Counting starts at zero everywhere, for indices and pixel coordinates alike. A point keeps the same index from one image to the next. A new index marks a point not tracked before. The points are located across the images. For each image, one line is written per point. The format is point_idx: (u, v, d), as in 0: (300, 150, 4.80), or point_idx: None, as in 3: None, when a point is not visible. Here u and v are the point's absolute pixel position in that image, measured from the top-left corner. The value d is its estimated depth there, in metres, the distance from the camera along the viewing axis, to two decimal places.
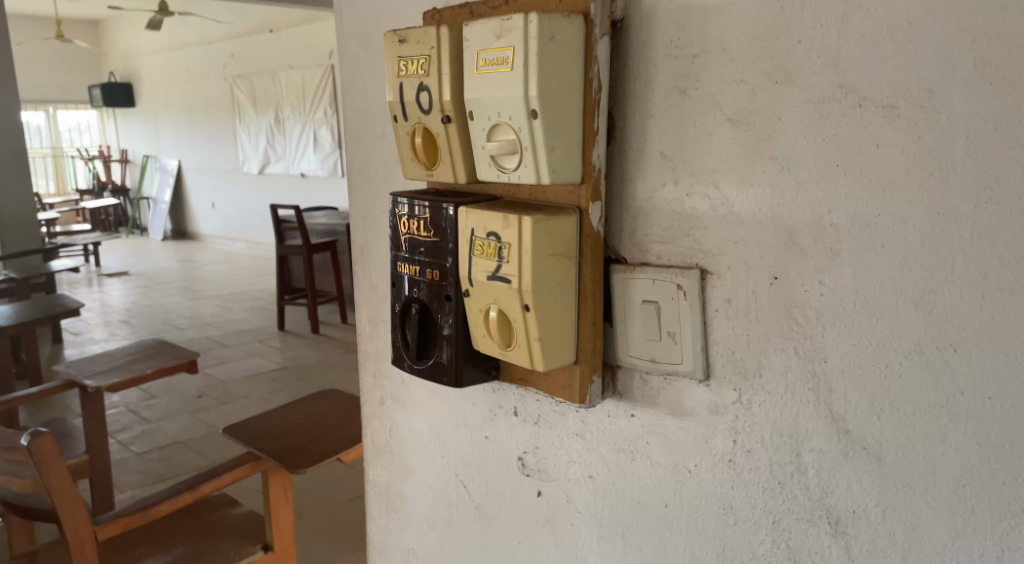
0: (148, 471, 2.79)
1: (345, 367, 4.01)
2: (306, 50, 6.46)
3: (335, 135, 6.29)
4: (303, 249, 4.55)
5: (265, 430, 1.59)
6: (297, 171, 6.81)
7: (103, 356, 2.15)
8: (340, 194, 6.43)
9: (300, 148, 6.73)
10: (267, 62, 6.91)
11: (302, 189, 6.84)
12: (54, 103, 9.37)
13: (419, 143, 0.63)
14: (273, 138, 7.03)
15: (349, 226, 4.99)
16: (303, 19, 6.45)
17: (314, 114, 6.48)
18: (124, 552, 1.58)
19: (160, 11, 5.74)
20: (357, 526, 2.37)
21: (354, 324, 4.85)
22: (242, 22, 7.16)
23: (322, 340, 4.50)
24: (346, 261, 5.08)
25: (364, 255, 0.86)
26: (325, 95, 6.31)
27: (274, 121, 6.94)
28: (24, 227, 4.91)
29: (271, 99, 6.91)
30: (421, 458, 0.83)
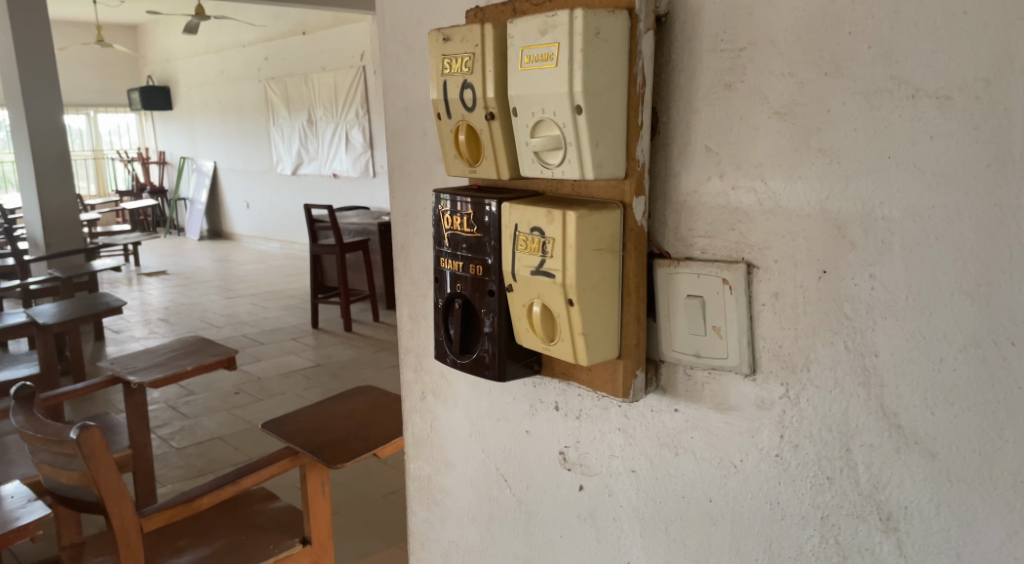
0: (188, 465, 2.85)
1: (377, 364, 4.05)
2: (337, 51, 6.55)
3: (367, 136, 6.36)
4: (336, 248, 4.61)
5: (303, 425, 1.61)
6: (329, 171, 6.90)
7: (145, 353, 2.20)
8: (372, 194, 6.50)
9: (332, 148, 6.82)
10: (300, 63, 7.01)
11: (334, 189, 6.93)
12: (95, 107, 9.60)
13: (462, 140, 0.64)
14: (306, 139, 7.13)
15: (381, 225, 5.05)
16: (335, 21, 6.54)
17: (345, 115, 6.56)
18: (167, 544, 1.62)
19: (196, 15, 5.86)
20: (391, 520, 2.40)
21: (386, 322, 4.90)
22: (275, 25, 7.28)
23: (355, 339, 4.54)
24: (378, 260, 5.14)
25: (405, 252, 0.88)
26: (356, 96, 6.38)
27: (307, 122, 7.04)
28: (68, 228, 5.05)
29: (304, 101, 7.02)
30: (462, 453, 0.84)
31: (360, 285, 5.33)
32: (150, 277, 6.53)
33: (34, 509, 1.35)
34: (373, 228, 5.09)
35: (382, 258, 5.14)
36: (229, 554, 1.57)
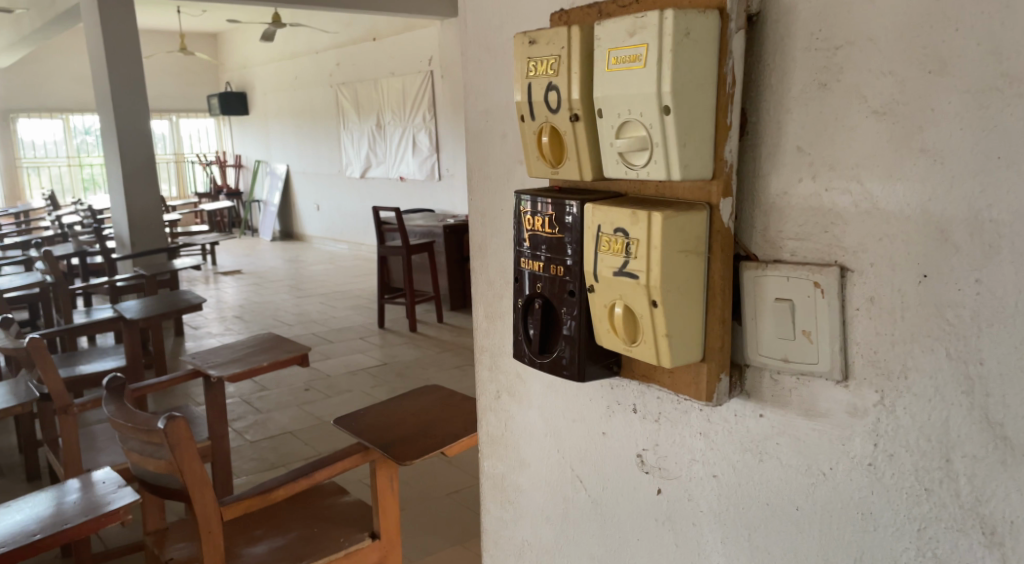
0: (261, 458, 2.95)
1: (441, 364, 4.10)
2: (405, 57, 6.68)
3: (434, 140, 6.48)
4: (403, 250, 4.68)
5: (375, 422, 1.65)
6: (396, 174, 7.05)
7: (223, 348, 2.29)
8: (437, 197, 6.61)
9: (400, 152, 6.96)
10: (370, 69, 7.17)
11: (401, 192, 7.07)
12: (177, 112, 10.02)
13: (545, 142, 0.64)
14: (374, 143, 7.28)
15: (446, 228, 5.13)
16: (404, 27, 6.66)
17: (413, 120, 6.69)
18: (244, 533, 1.68)
19: (273, 22, 6.05)
20: (455, 518, 2.42)
21: (450, 323, 4.96)
22: (346, 32, 7.47)
23: (420, 339, 4.60)
24: (443, 261, 5.21)
25: (482, 253, 0.89)
26: (424, 101, 6.50)
27: (376, 126, 7.20)
28: (152, 228, 5.29)
29: (373, 106, 7.17)
30: (537, 453, 0.85)
31: (426, 286, 5.41)
32: (225, 277, 6.78)
33: (124, 495, 1.41)
34: (439, 232, 5.21)
35: (446, 260, 5.19)
36: (303, 545, 1.61)
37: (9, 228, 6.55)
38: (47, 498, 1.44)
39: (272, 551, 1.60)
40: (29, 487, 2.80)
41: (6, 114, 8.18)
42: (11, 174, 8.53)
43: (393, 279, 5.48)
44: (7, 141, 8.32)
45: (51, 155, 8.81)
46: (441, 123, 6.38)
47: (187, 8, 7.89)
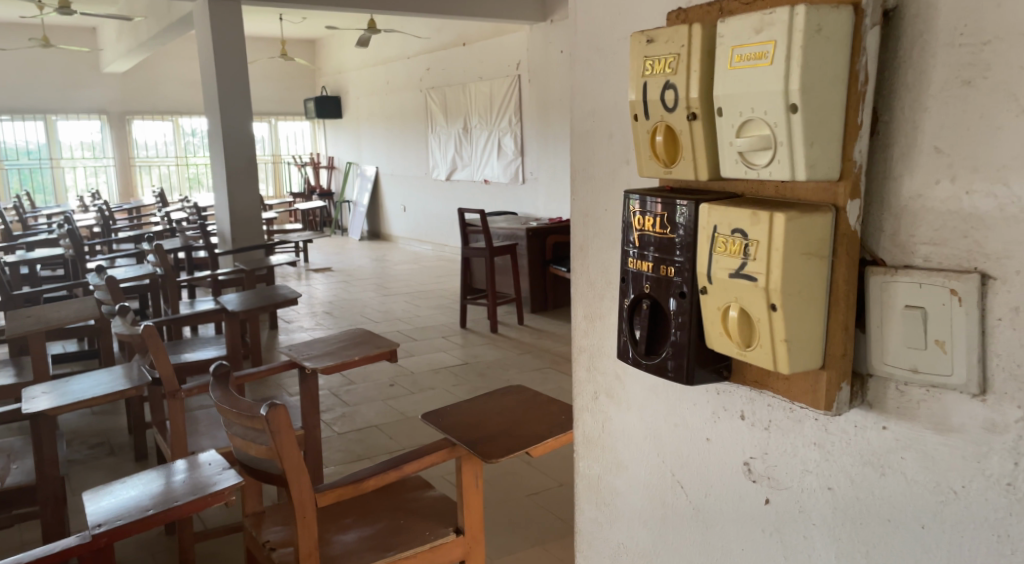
0: (348, 450, 3.04)
1: (522, 366, 4.12)
2: (494, 62, 6.78)
3: (519, 143, 6.54)
4: (485, 252, 4.72)
5: (462, 419, 1.67)
6: (481, 177, 7.16)
7: (317, 342, 2.37)
8: (520, 199, 6.67)
9: (485, 155, 7.05)
10: (459, 73, 7.30)
11: (485, 195, 7.17)
12: (277, 115, 10.48)
13: (659, 141, 0.64)
14: (461, 146, 7.40)
15: (529, 231, 5.16)
16: (493, 31, 6.76)
17: (500, 123, 6.77)
18: (335, 521, 1.74)
19: (368, 29, 6.25)
20: (535, 519, 2.43)
21: (531, 325, 4.98)
22: (438, 38, 7.64)
23: (501, 340, 4.64)
24: (525, 264, 5.24)
25: (583, 253, 0.89)
26: (511, 105, 6.58)
27: (462, 130, 7.32)
28: (251, 226, 5.55)
29: (460, 110, 7.30)
30: (635, 455, 0.84)
31: (507, 288, 5.44)
32: (316, 274, 7.02)
33: (228, 477, 1.48)
34: (521, 234, 5.24)
35: (529, 263, 5.21)
36: (391, 536, 1.65)
37: (123, 222, 6.99)
38: (156, 476, 1.52)
39: (361, 540, 1.64)
40: (137, 466, 2.99)
41: (122, 115, 8.77)
42: (125, 172, 9.07)
43: (475, 280, 5.54)
44: (123, 141, 8.88)
45: (162, 155, 9.27)
46: (527, 127, 6.44)
47: (289, 15, 8.27)
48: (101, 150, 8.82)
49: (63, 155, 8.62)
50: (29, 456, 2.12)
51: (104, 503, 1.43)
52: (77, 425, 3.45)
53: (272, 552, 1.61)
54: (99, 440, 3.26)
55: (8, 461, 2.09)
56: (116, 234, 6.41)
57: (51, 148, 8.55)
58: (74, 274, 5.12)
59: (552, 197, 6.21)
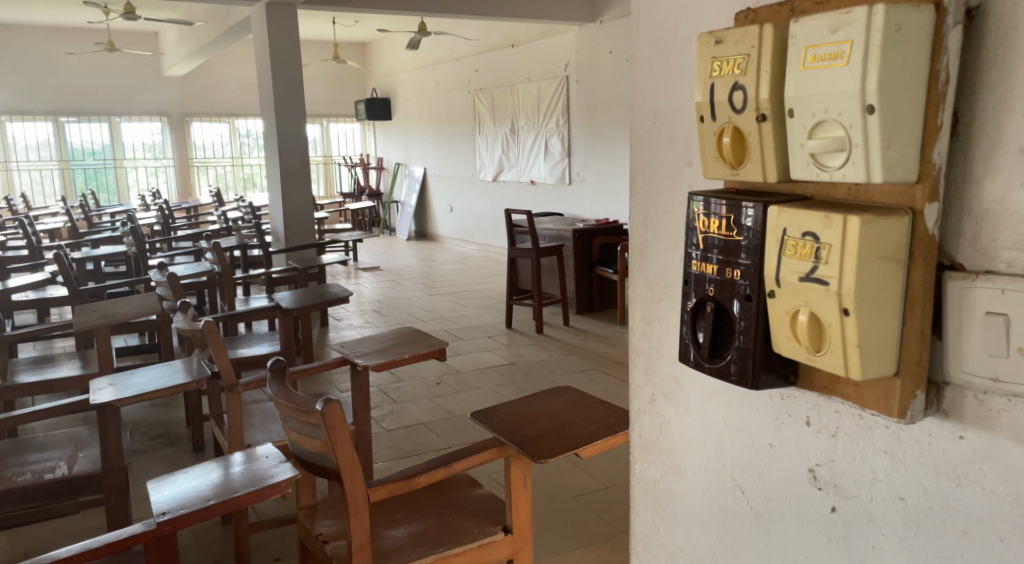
0: (396, 446, 3.08)
1: (568, 367, 4.11)
2: (541, 63, 6.78)
3: (566, 144, 6.54)
4: (532, 252, 4.73)
5: (511, 418, 1.68)
6: (527, 178, 7.16)
7: (368, 340, 2.41)
8: (566, 200, 6.66)
9: (532, 156, 7.05)
10: (507, 74, 7.32)
11: (531, 196, 7.17)
12: (328, 117, 10.67)
13: (727, 142, 0.63)
14: (508, 147, 7.41)
15: (576, 232, 5.15)
16: (541, 32, 6.76)
17: (547, 124, 6.78)
18: (385, 516, 1.76)
19: (418, 31, 6.32)
20: (581, 520, 2.43)
21: (576, 326, 4.97)
22: (486, 40, 7.67)
23: (547, 340, 4.63)
24: (571, 265, 5.23)
25: (642, 253, 0.89)
26: (558, 106, 6.58)
27: (510, 131, 7.33)
28: (303, 225, 5.66)
29: (508, 111, 7.32)
30: (695, 459, 0.84)
31: (553, 289, 5.43)
32: (365, 273, 7.12)
33: (284, 470, 1.52)
34: (568, 235, 5.23)
35: (575, 264, 5.20)
36: (439, 533, 1.67)
37: (181, 221, 7.20)
38: (215, 467, 1.57)
39: (411, 535, 1.66)
40: (195, 457, 3.08)
41: (181, 117, 9.05)
42: (184, 172, 9.35)
43: (521, 281, 5.54)
44: (181, 142, 9.17)
45: (218, 156, 9.52)
46: (575, 128, 6.42)
47: (341, 18, 8.43)
48: (160, 151, 9.11)
49: (126, 155, 8.93)
50: (96, 446, 2.21)
51: (167, 492, 1.47)
52: (139, 416, 3.58)
53: (325, 545, 1.64)
54: (160, 432, 3.37)
55: (76, 450, 2.18)
56: (175, 232, 6.61)
57: (115, 148, 8.86)
58: (135, 271, 5.29)
59: (599, 199, 6.19)
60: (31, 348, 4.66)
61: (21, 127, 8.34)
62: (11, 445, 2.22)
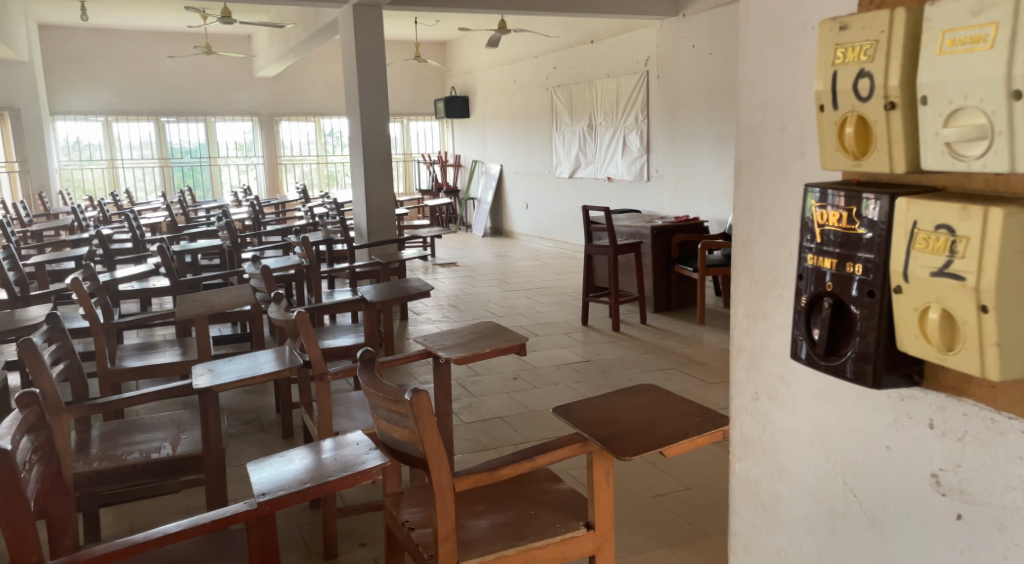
0: (475, 439, 3.12)
1: (645, 365, 4.05)
2: (621, 58, 6.69)
3: (645, 140, 6.45)
4: (609, 250, 4.68)
5: (595, 415, 1.67)
6: (604, 175, 7.10)
7: (451, 333, 2.44)
8: (644, 197, 6.57)
9: (610, 152, 6.98)
10: (585, 71, 7.26)
11: (608, 193, 7.10)
12: (409, 116, 10.86)
13: (850, 132, 0.62)
14: (585, 143, 7.36)
15: (655, 230, 5.08)
16: (622, 27, 6.68)
17: (626, 120, 6.69)
18: (468, 507, 1.79)
19: (498, 29, 6.35)
20: (660, 520, 2.39)
21: (653, 324, 4.90)
22: (566, 36, 7.63)
23: (624, 338, 4.59)
24: (649, 262, 5.15)
25: (746, 248, 0.88)
26: (638, 101, 6.49)
27: (587, 128, 7.27)
28: (385, 221, 5.79)
29: (586, 108, 7.27)
30: (804, 462, 0.82)
31: (630, 287, 5.37)
32: (442, 268, 7.22)
33: (374, 457, 1.55)
34: (646, 232, 5.16)
35: (654, 261, 5.12)
36: (522, 526, 1.68)
37: (270, 217, 7.49)
38: (307, 452, 1.62)
39: (494, 527, 1.68)
40: (284, 443, 3.20)
41: (272, 116, 9.43)
42: (273, 170, 9.71)
43: (597, 278, 5.51)
44: (271, 141, 9.54)
45: (305, 154, 9.84)
46: (655, 125, 6.32)
47: (422, 17, 8.57)
48: (251, 149, 9.49)
49: (220, 154, 9.34)
50: (197, 428, 2.32)
51: (265, 474, 1.54)
52: (233, 402, 3.74)
53: (412, 532, 1.67)
54: (252, 417, 3.52)
55: (179, 431, 2.30)
56: (264, 227, 6.87)
57: (210, 147, 9.27)
58: (229, 264, 5.53)
59: (679, 196, 6.08)
60: (134, 335, 4.93)
61: (125, 127, 8.83)
62: (120, 426, 2.36)
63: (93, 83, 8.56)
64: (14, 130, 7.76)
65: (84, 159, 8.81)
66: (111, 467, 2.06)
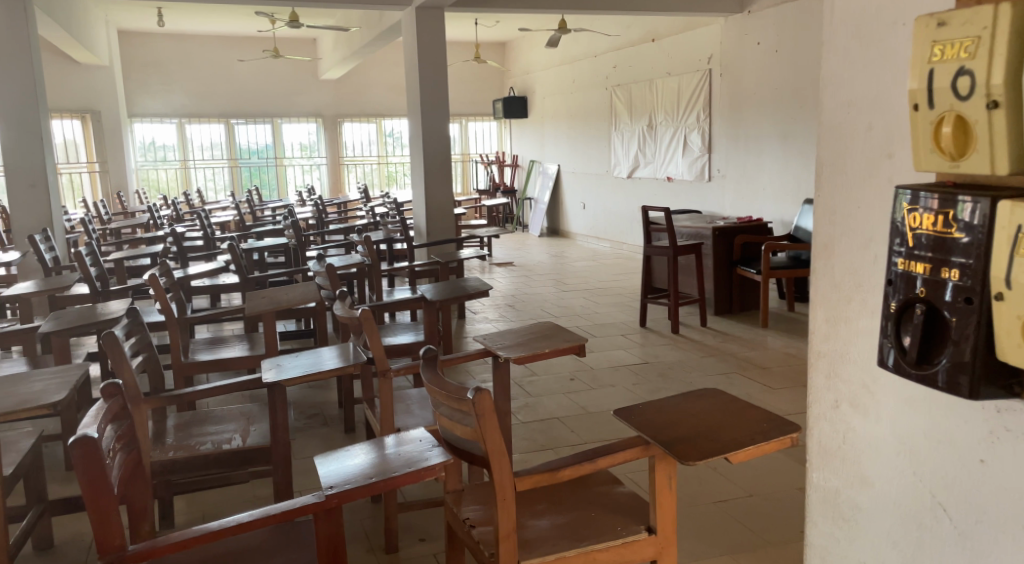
0: (532, 440, 3.12)
1: (705, 369, 3.98)
2: (683, 56, 6.59)
3: (706, 139, 6.33)
4: (669, 251, 4.61)
5: (657, 417, 1.66)
6: (664, 175, 7.00)
7: (510, 332, 2.44)
8: (705, 198, 6.45)
9: (670, 152, 6.88)
10: (646, 69, 7.18)
11: (668, 193, 7.00)
12: (468, 116, 10.93)
13: (947, 131, 0.67)
14: (645, 143, 7.27)
15: (716, 231, 4.99)
16: (684, 25, 6.57)
17: (686, 119, 6.59)
18: (528, 506, 1.79)
19: (557, 29, 6.34)
20: (723, 526, 2.36)
21: (714, 327, 4.80)
22: (626, 35, 7.55)
23: (683, 341, 4.52)
24: (709, 264, 5.06)
25: (828, 249, 1.00)
26: (699, 100, 6.38)
27: (647, 127, 7.19)
28: (445, 220, 5.85)
29: (646, 107, 7.17)
30: (884, 469, 0.95)
31: (690, 289, 5.28)
32: (499, 268, 7.25)
33: (437, 455, 1.57)
34: (707, 233, 5.07)
35: (715, 263, 5.03)
36: (583, 527, 1.67)
37: (333, 216, 7.64)
38: (369, 448, 1.64)
39: (555, 527, 1.68)
40: (346, 437, 3.26)
41: (335, 118, 9.63)
42: (335, 170, 9.91)
43: (656, 279, 5.44)
44: (334, 141, 9.73)
45: (366, 155, 10.01)
46: (717, 124, 6.21)
47: (483, 18, 8.62)
48: (315, 150, 9.71)
49: (285, 154, 9.58)
50: (265, 421, 2.39)
51: (331, 467, 1.56)
52: (297, 396, 3.84)
53: (473, 529, 1.68)
54: (315, 411, 3.60)
55: (248, 424, 2.37)
56: (327, 225, 7.02)
57: (276, 147, 9.53)
58: (294, 261, 5.67)
59: (741, 196, 5.97)
60: (204, 329, 5.12)
61: (197, 129, 9.15)
62: (193, 417, 2.45)
63: (167, 86, 8.89)
64: (94, 131, 8.14)
65: (157, 159, 9.12)
66: (186, 456, 2.14)
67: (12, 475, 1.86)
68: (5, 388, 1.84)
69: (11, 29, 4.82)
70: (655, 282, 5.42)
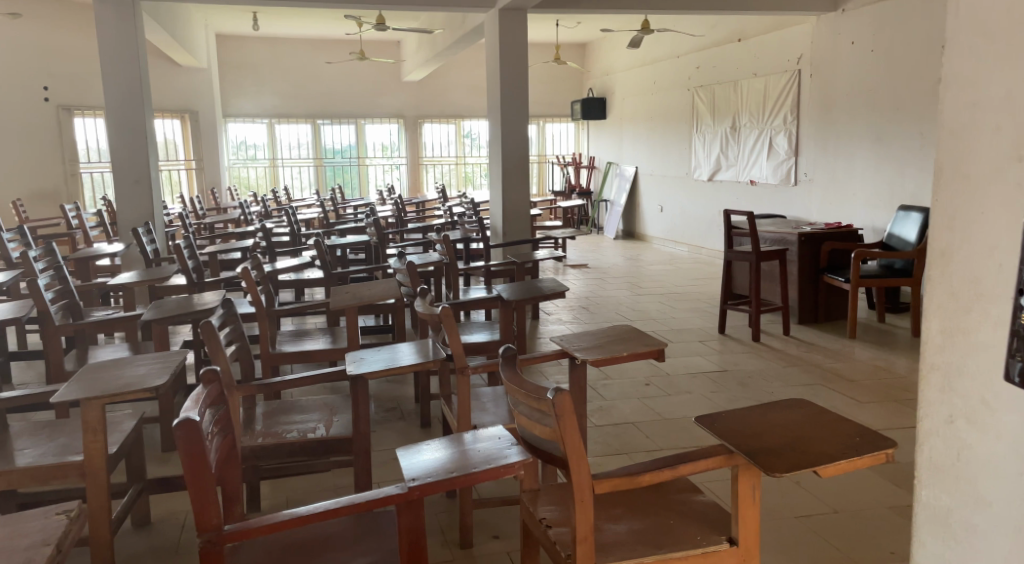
0: (606, 444, 3.09)
1: (787, 379, 3.85)
2: (770, 57, 6.40)
3: (794, 142, 6.14)
4: (752, 256, 4.48)
5: (742, 425, 1.62)
6: (746, 178, 6.82)
7: (588, 334, 2.43)
8: (790, 203, 6.25)
9: (753, 155, 6.70)
10: (730, 70, 7.01)
11: (750, 197, 6.82)
12: (545, 117, 10.94)
13: None
14: (727, 145, 7.10)
15: (802, 237, 4.80)
16: (773, 24, 6.38)
17: (773, 122, 6.40)
18: (606, 510, 1.77)
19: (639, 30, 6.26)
20: (808, 540, 2.29)
21: (797, 337, 4.64)
22: (710, 35, 7.40)
23: (764, 349, 4.39)
24: (794, 271, 4.89)
25: (946, 257, 1.06)
26: (787, 101, 6.19)
27: (730, 129, 7.02)
28: (521, 221, 5.88)
29: (730, 108, 7.01)
30: (1004, 492, 0.99)
31: (773, 296, 5.13)
32: (574, 270, 7.23)
33: (515, 454, 1.57)
34: (792, 239, 4.88)
35: (800, 271, 4.85)
36: (660, 534, 1.64)
37: (412, 215, 7.80)
38: (446, 443, 1.66)
39: (632, 532, 1.65)
40: (422, 433, 3.31)
41: (416, 118, 9.81)
42: (415, 170, 10.10)
43: (736, 285, 5.31)
44: (414, 142, 9.93)
45: (444, 155, 10.16)
46: (805, 126, 6.00)
47: (564, 20, 8.61)
48: (395, 150, 9.92)
49: (367, 154, 9.83)
50: (348, 412, 2.46)
51: (410, 460, 1.59)
52: (373, 390, 3.92)
53: (548, 530, 1.67)
54: (392, 405, 3.68)
55: (331, 414, 2.44)
56: (405, 223, 7.15)
57: (359, 147, 9.78)
58: (374, 259, 5.80)
59: (829, 201, 5.78)
60: (288, 322, 5.31)
61: (285, 129, 9.49)
62: (280, 405, 2.54)
63: (260, 87, 9.25)
64: (192, 130, 8.54)
65: (247, 158, 9.47)
66: (274, 442, 2.22)
67: (116, 454, 1.96)
68: (111, 371, 1.95)
69: (122, 33, 5.10)
70: (735, 288, 5.29)
